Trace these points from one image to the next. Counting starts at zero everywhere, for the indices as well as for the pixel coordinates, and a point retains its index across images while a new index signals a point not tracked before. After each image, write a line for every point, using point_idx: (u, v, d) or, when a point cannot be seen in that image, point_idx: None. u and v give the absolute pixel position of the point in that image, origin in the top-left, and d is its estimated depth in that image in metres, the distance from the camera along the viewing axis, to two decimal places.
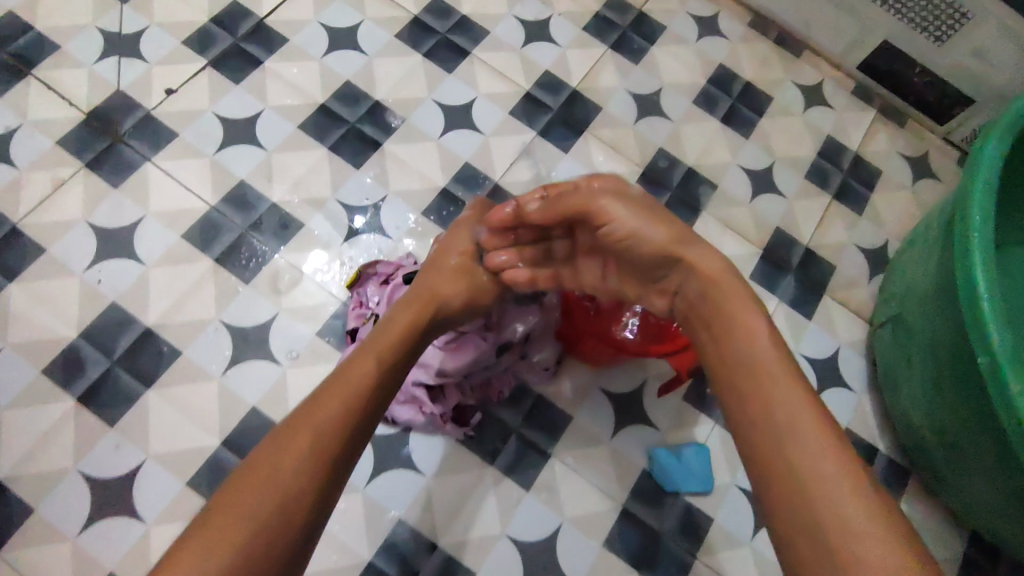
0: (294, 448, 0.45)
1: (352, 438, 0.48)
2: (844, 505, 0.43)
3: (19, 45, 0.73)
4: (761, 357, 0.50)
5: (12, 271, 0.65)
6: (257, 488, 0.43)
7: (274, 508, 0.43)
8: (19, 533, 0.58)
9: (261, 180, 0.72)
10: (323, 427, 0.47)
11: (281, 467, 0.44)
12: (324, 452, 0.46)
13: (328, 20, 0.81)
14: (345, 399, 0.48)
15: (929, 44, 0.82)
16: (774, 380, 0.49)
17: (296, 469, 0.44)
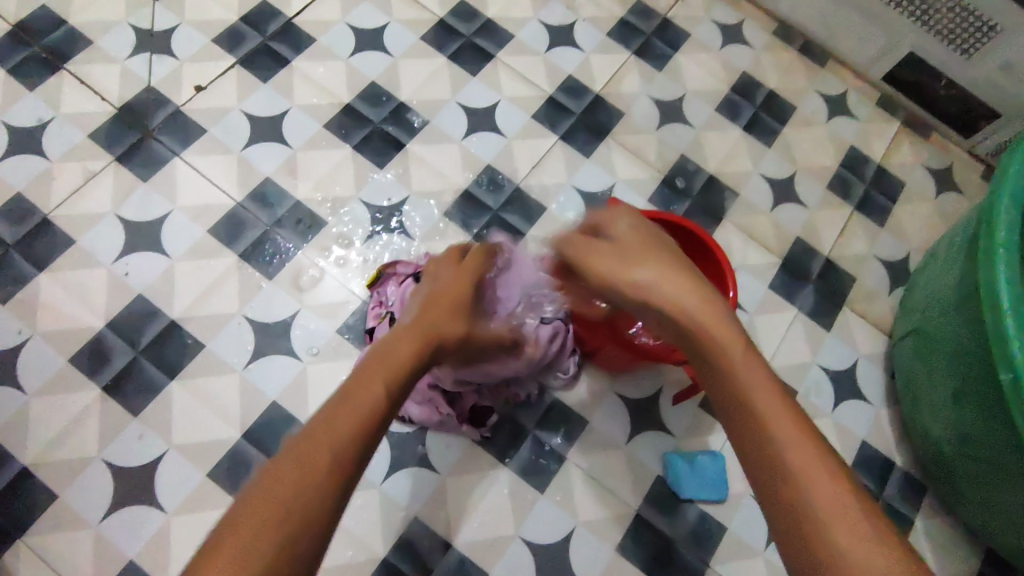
0: (313, 458, 0.38)
1: (371, 448, 0.41)
2: (829, 496, 0.40)
3: (54, 40, 0.75)
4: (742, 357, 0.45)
5: (42, 261, 0.67)
6: (266, 505, 0.37)
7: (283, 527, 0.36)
8: (42, 518, 0.59)
9: (286, 177, 0.73)
10: (338, 442, 0.39)
11: (299, 476, 0.38)
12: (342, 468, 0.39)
13: (356, 21, 0.81)
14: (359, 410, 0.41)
15: (955, 55, 0.81)
16: (743, 372, 0.45)
17: (311, 486, 0.38)
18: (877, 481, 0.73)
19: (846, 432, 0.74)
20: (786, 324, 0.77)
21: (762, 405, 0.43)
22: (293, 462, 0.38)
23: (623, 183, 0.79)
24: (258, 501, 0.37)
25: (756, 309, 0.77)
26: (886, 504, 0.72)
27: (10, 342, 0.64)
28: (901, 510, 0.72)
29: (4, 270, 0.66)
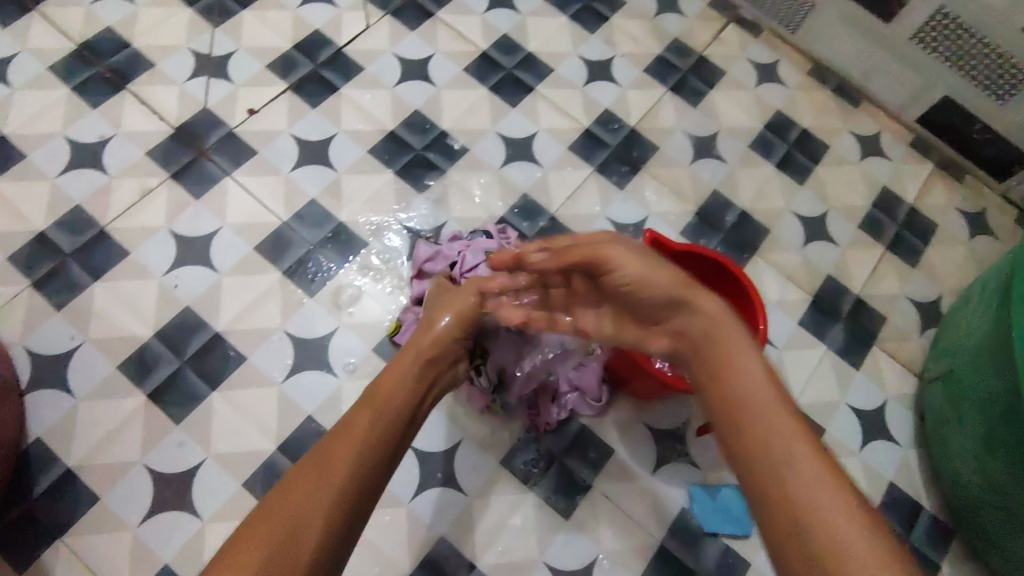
0: (309, 486, 0.46)
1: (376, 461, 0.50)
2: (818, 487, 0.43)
3: (117, 62, 0.79)
4: (746, 373, 0.49)
5: (97, 271, 0.70)
6: (279, 518, 0.44)
7: (290, 540, 0.43)
8: (84, 519, 0.62)
9: (331, 199, 0.76)
10: (336, 472, 0.47)
11: (298, 493, 0.46)
12: (346, 487, 0.47)
13: (402, 51, 0.85)
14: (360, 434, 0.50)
15: (990, 100, 0.82)
16: (752, 385, 0.48)
17: (313, 504, 0.45)
18: (904, 524, 0.72)
19: (873, 472, 0.73)
20: (815, 361, 0.77)
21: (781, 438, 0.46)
22: (292, 492, 0.46)
23: (656, 215, 0.81)
24: (269, 515, 0.45)
25: (786, 344, 0.77)
26: (913, 547, 0.71)
27: (64, 347, 0.67)
28: (928, 554, 0.71)
29: (61, 278, 0.69)
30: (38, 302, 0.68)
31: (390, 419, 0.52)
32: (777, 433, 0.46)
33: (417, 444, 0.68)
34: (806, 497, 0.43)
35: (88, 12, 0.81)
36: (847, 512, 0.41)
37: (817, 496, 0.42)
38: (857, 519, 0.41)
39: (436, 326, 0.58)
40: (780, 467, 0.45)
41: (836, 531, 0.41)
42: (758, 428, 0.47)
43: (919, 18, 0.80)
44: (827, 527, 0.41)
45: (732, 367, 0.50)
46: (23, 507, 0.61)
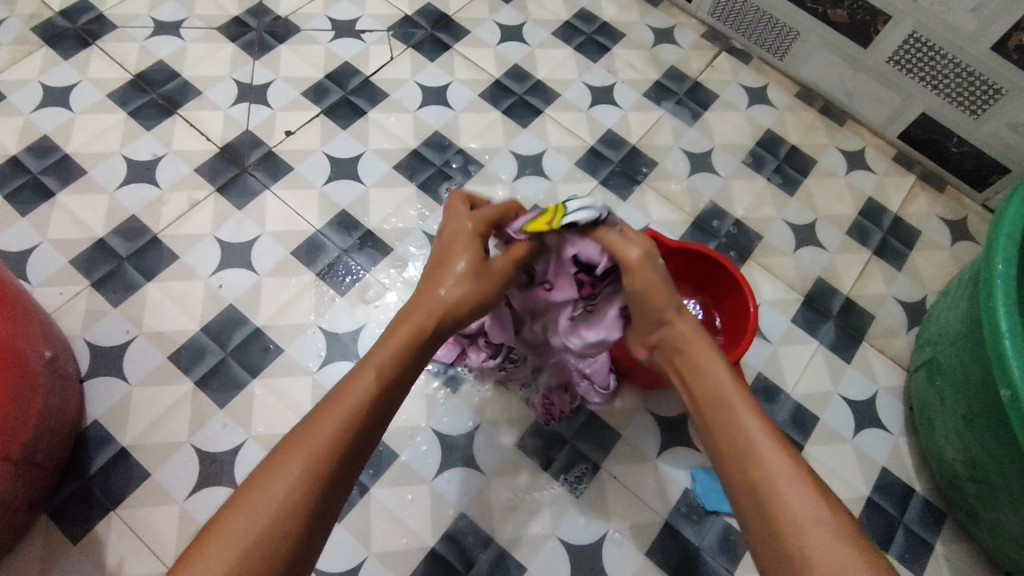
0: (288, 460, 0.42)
1: (358, 443, 0.44)
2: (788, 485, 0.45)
3: (169, 90, 0.88)
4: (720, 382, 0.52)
5: (150, 272, 0.77)
6: (254, 502, 0.40)
7: (272, 527, 0.39)
8: (136, 492, 0.68)
9: (359, 210, 0.83)
10: (320, 448, 0.42)
11: (277, 479, 0.41)
12: (318, 480, 0.42)
13: (423, 80, 0.94)
14: (346, 407, 0.45)
15: (965, 116, 0.89)
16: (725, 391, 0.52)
17: (292, 482, 0.41)
18: (897, 506, 0.76)
19: (866, 458, 0.78)
20: (808, 355, 0.82)
21: (744, 427, 0.49)
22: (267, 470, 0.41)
23: (656, 223, 0.88)
24: (237, 505, 0.40)
25: (780, 339, 0.83)
26: (906, 528, 0.75)
27: (119, 340, 0.74)
28: (921, 534, 0.75)
29: (118, 278, 0.77)
30: (97, 300, 0.75)
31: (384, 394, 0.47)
32: (745, 425, 0.49)
33: (439, 428, 0.74)
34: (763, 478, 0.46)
35: (144, 47, 0.91)
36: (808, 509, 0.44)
37: (771, 476, 0.46)
38: (810, 492, 0.45)
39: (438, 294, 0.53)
40: (750, 453, 0.48)
41: (791, 504, 0.45)
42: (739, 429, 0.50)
43: (894, 42, 0.88)
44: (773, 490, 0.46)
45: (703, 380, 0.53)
46: (81, 482, 0.67)
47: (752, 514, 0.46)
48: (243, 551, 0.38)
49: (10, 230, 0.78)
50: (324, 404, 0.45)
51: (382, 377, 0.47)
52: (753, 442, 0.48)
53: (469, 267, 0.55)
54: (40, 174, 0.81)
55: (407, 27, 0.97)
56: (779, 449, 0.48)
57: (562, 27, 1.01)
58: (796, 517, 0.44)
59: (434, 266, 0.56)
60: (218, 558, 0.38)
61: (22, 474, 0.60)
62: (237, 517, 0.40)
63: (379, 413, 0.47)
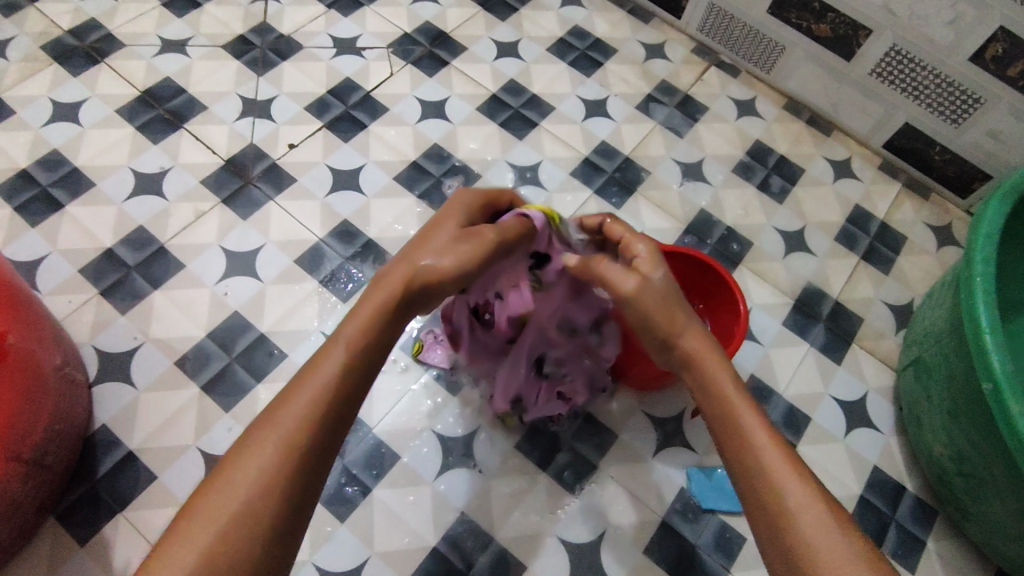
0: (260, 439, 0.43)
1: (335, 415, 0.45)
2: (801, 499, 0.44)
3: (176, 105, 0.91)
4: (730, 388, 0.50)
5: (157, 281, 0.79)
6: (231, 477, 0.42)
7: (246, 503, 0.41)
8: (144, 494, 0.69)
9: (361, 219, 0.86)
10: (292, 423, 0.44)
11: (253, 456, 0.43)
12: (296, 454, 0.43)
13: (422, 94, 0.97)
14: (319, 381, 0.46)
15: (946, 125, 0.92)
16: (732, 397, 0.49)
17: (263, 461, 0.42)
18: (890, 504, 0.78)
19: (859, 457, 0.80)
20: (799, 357, 0.84)
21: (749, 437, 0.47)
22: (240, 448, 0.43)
23: (650, 230, 0.90)
24: (217, 481, 0.42)
25: (772, 342, 0.85)
26: (898, 525, 0.77)
27: (127, 346, 0.76)
28: (913, 531, 0.76)
29: (126, 287, 0.79)
30: (105, 307, 0.77)
31: (358, 364, 0.47)
32: (747, 431, 0.47)
33: (439, 430, 0.75)
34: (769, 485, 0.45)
35: (151, 65, 0.94)
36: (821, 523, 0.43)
37: (780, 484, 0.45)
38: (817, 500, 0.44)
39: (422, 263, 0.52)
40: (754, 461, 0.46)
41: (801, 516, 0.43)
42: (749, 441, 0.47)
43: (876, 54, 0.91)
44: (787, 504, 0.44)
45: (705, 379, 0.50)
46: (88, 485, 0.69)
47: (759, 523, 0.45)
48: (225, 524, 0.40)
49: (20, 241, 0.80)
50: (301, 374, 0.47)
51: (356, 347, 0.48)
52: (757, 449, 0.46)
53: (452, 238, 0.54)
54: (49, 186, 0.84)
55: (406, 44, 1.00)
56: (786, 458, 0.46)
57: (557, 43, 1.04)
58: (806, 528, 0.43)
59: (419, 235, 0.55)
60: (193, 535, 0.40)
61: (31, 475, 0.61)
62: (211, 500, 0.41)
63: (356, 384, 0.48)
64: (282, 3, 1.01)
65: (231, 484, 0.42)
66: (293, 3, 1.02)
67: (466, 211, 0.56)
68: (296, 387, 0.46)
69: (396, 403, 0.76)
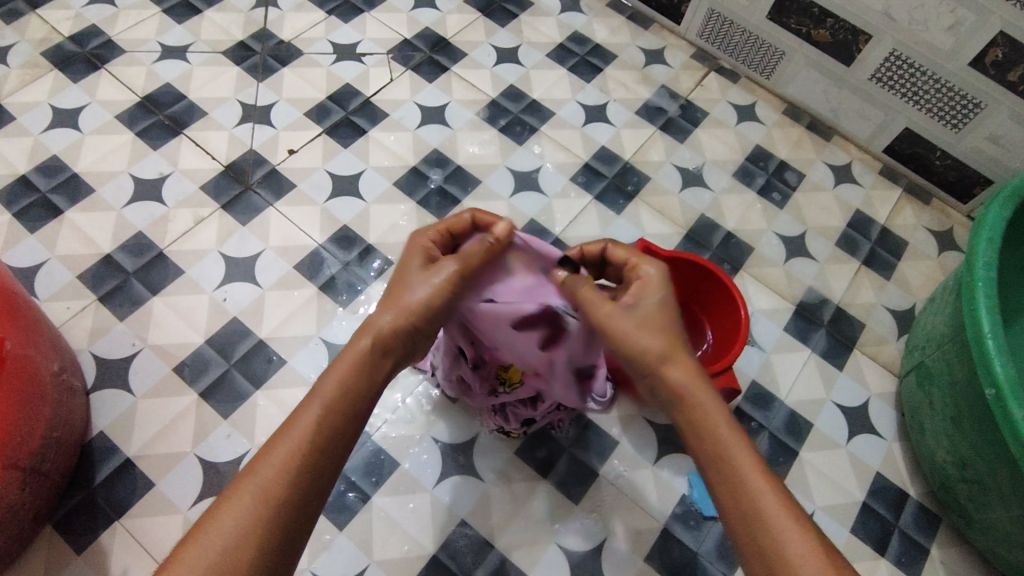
0: (240, 494, 0.44)
1: (314, 474, 0.47)
2: (777, 514, 0.46)
3: (176, 111, 0.91)
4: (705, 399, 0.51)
5: (156, 287, 0.79)
6: (207, 535, 0.43)
7: (219, 561, 0.42)
8: (141, 501, 0.69)
9: (360, 225, 0.86)
10: (269, 480, 0.45)
11: (226, 514, 0.44)
12: (272, 511, 0.44)
13: (422, 100, 0.97)
14: (300, 437, 0.47)
15: (947, 130, 0.92)
16: (716, 417, 0.50)
17: (235, 519, 0.43)
18: (893, 511, 0.77)
19: (861, 463, 0.79)
20: (801, 363, 0.84)
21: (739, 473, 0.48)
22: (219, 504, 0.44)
23: (650, 236, 0.90)
24: (192, 536, 0.43)
25: (773, 348, 0.85)
26: (902, 532, 0.76)
27: (125, 352, 0.75)
28: (917, 538, 0.76)
29: (125, 293, 0.78)
30: (104, 314, 0.77)
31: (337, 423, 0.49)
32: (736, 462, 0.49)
33: (440, 437, 0.75)
34: (759, 518, 0.47)
35: (151, 71, 0.94)
36: (804, 539, 0.45)
37: (771, 522, 0.46)
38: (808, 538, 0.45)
39: (381, 322, 0.51)
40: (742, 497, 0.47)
41: (788, 541, 0.45)
42: (731, 462, 0.49)
43: (876, 60, 0.91)
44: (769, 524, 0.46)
45: (690, 409, 0.51)
46: (86, 492, 0.68)
47: (749, 551, 0.47)
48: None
49: (19, 247, 0.80)
50: (276, 433, 0.48)
51: (333, 403, 0.49)
52: (745, 484, 0.48)
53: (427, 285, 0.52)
54: (48, 192, 0.83)
55: (406, 50, 1.01)
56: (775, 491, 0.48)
57: (557, 49, 1.04)
58: (796, 556, 0.45)
59: (389, 291, 0.54)
60: None
61: (29, 483, 0.60)
62: (183, 558, 0.42)
63: (338, 439, 0.48)
64: (282, 10, 1.02)
65: (206, 542, 0.43)
66: (293, 9, 1.02)
67: (423, 251, 0.55)
68: (275, 442, 0.47)
69: (397, 410, 0.76)
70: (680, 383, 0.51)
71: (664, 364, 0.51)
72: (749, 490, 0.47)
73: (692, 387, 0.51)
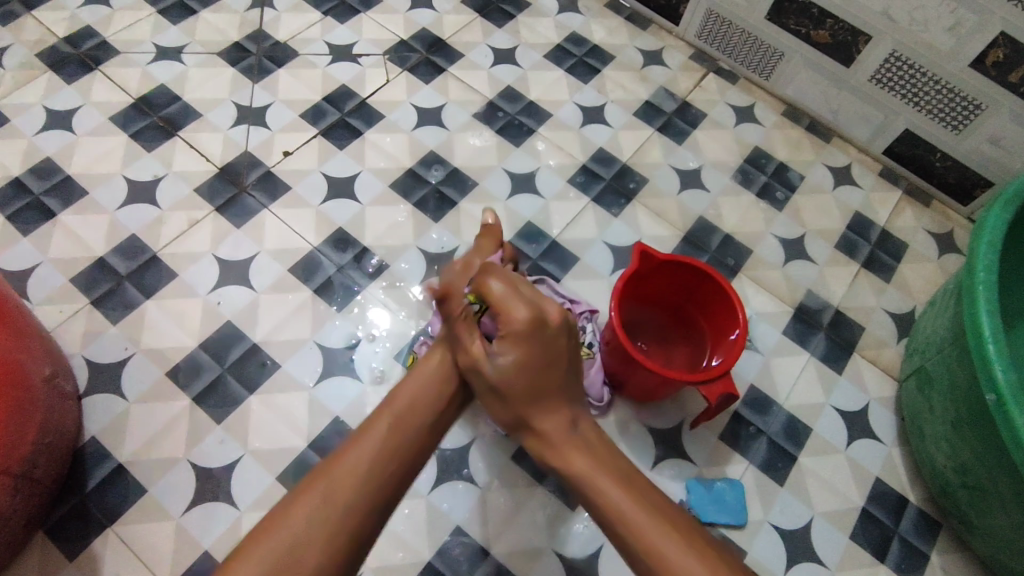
0: (321, 486, 0.49)
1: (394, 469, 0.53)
2: None
3: (170, 112, 0.91)
4: (665, 548, 0.48)
5: (150, 290, 0.78)
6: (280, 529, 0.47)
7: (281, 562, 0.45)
8: (134, 507, 0.68)
9: (356, 228, 0.85)
10: (354, 470, 0.51)
11: (308, 504, 0.48)
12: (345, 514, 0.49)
13: (419, 101, 0.96)
14: (380, 443, 0.53)
15: (947, 132, 0.91)
16: (646, 526, 0.49)
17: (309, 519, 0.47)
18: (893, 517, 0.76)
19: (860, 468, 0.78)
20: (799, 367, 0.83)
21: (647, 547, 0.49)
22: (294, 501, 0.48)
23: (648, 238, 0.90)
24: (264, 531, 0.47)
25: (772, 352, 0.84)
26: (901, 539, 0.75)
27: (118, 356, 0.75)
28: (916, 544, 0.75)
29: (118, 297, 0.78)
30: (96, 318, 0.76)
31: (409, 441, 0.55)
32: (673, 564, 0.47)
33: None
34: (652, 552, 0.48)
35: (146, 72, 0.93)
36: None
37: None
38: (688, 553, 0.48)
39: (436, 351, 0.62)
40: (622, 535, 0.50)
41: None
42: (669, 567, 0.48)
43: (876, 61, 0.91)
44: None
45: (633, 536, 0.49)
46: (78, 499, 0.68)
47: None
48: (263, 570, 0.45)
49: (12, 250, 0.79)
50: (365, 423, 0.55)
51: (399, 428, 0.55)
52: (637, 530, 0.49)
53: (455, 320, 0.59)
54: (42, 195, 0.83)
55: (402, 51, 1.00)
56: (658, 519, 0.50)
57: (554, 50, 1.04)
58: None
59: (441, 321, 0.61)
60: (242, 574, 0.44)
61: (20, 489, 0.60)
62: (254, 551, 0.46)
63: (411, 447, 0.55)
64: (278, 10, 1.01)
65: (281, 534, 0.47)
66: (289, 10, 1.01)
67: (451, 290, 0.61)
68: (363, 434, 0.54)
69: None
70: (623, 513, 0.50)
71: (605, 485, 0.52)
72: None
73: (639, 522, 0.50)
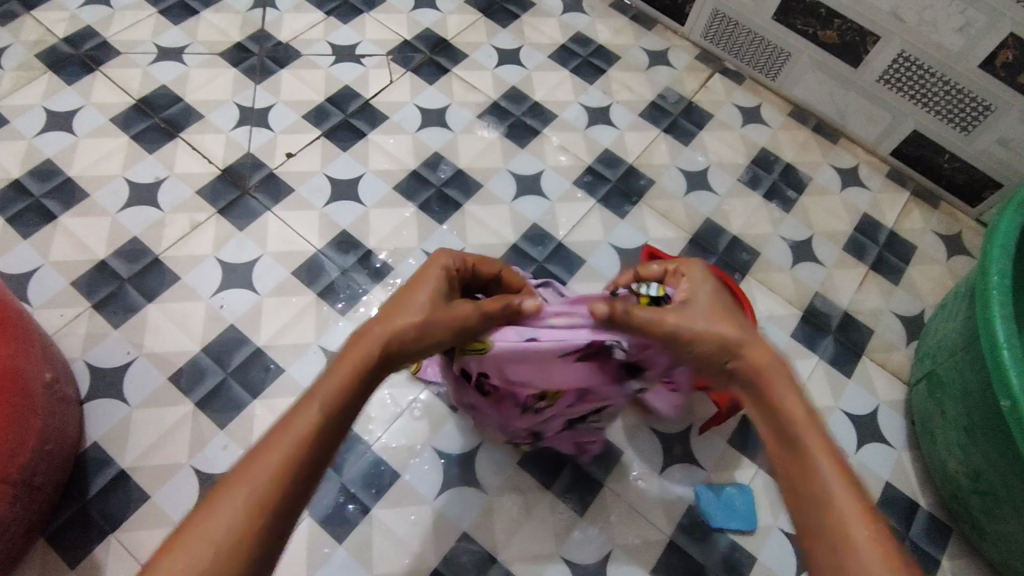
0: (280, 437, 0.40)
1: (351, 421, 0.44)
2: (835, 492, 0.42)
3: (172, 114, 0.90)
4: (791, 403, 0.46)
5: (151, 294, 0.78)
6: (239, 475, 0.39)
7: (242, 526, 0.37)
8: (136, 514, 0.67)
9: (360, 231, 0.84)
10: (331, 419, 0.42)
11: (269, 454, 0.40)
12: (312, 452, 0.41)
13: (422, 102, 0.95)
14: (316, 406, 0.42)
15: (956, 132, 0.90)
16: (793, 412, 0.45)
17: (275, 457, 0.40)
18: (903, 522, 0.75)
19: (870, 473, 0.78)
20: (808, 370, 0.82)
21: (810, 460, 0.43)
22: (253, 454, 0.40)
23: (654, 240, 0.89)
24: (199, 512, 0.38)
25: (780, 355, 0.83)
26: (912, 543, 0.74)
27: (120, 360, 0.74)
28: (928, 551, 0.74)
29: (119, 300, 0.77)
30: (98, 321, 0.75)
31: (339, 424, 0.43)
32: (807, 446, 0.44)
33: (443, 447, 0.73)
34: (797, 448, 0.44)
35: (147, 73, 0.92)
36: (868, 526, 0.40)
37: (831, 503, 0.42)
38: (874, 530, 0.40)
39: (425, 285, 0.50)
40: (806, 473, 0.43)
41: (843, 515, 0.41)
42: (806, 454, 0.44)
43: (884, 62, 0.90)
44: (834, 514, 0.41)
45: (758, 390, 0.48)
46: (79, 505, 0.67)
47: (803, 525, 0.43)
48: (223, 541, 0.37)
49: (12, 253, 0.78)
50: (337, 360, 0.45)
51: (334, 407, 0.42)
52: (826, 490, 0.42)
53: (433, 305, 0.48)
54: (42, 197, 0.82)
55: (406, 52, 0.99)
56: (843, 473, 0.43)
57: (559, 50, 1.03)
58: (850, 535, 0.40)
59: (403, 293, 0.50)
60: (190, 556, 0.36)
61: (20, 497, 0.59)
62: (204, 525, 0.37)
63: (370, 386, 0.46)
64: (281, 10, 1.00)
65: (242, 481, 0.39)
66: (291, 10, 1.00)
67: (442, 273, 0.51)
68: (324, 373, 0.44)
69: (396, 419, 0.74)
70: (754, 362, 0.48)
71: (747, 361, 0.48)
72: (814, 472, 0.43)
73: (769, 377, 0.47)
